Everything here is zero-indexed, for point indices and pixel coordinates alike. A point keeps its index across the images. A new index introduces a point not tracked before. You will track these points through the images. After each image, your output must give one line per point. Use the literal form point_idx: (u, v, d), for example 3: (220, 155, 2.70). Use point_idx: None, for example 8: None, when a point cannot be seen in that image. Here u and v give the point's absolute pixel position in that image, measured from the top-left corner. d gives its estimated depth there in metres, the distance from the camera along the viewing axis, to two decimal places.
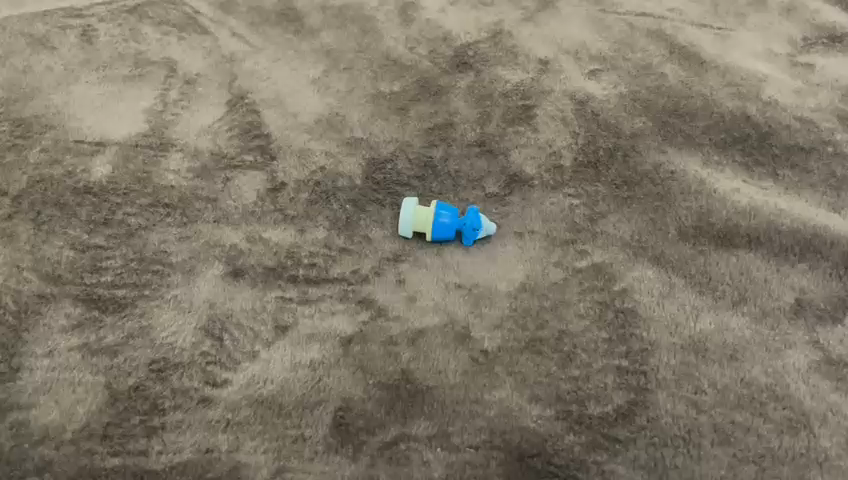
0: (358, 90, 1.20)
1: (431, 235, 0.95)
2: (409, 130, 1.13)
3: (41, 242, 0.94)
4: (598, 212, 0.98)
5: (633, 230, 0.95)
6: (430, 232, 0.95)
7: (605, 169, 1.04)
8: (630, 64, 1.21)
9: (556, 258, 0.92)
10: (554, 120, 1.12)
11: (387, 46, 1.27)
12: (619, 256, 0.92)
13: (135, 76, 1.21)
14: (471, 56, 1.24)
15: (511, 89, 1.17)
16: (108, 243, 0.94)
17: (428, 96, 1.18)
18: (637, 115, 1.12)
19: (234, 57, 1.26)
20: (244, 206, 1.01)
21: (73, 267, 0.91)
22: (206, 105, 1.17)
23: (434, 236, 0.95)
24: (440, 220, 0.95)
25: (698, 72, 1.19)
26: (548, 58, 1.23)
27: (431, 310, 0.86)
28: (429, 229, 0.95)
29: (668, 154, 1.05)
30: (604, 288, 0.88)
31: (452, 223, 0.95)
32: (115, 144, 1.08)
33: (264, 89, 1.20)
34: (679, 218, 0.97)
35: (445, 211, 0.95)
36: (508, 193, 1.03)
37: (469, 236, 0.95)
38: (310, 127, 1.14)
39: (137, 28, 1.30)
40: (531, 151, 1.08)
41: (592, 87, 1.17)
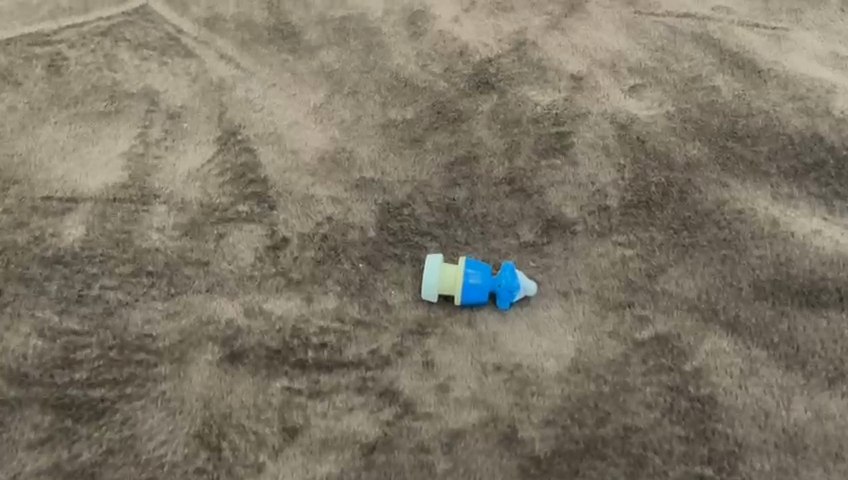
0: (365, 119, 1.05)
1: (461, 296, 0.81)
2: (427, 166, 0.98)
3: (3, 330, 0.80)
4: (656, 265, 0.83)
5: (700, 287, 0.81)
6: (459, 294, 0.81)
7: (659, 209, 0.89)
8: (676, 76, 1.05)
9: (611, 327, 0.78)
10: (594, 149, 0.97)
11: (396, 64, 1.11)
12: (686, 322, 0.78)
13: (111, 112, 1.06)
14: (493, 74, 1.08)
15: (541, 113, 1.02)
16: (83, 326, 0.80)
17: (446, 124, 1.02)
18: (690, 140, 0.97)
19: (223, 83, 1.11)
20: (240, 269, 0.87)
21: (41, 361, 0.77)
22: (193, 144, 1.03)
23: (465, 300, 0.81)
24: (470, 280, 0.81)
25: (756, 83, 1.04)
26: (581, 73, 1.07)
27: (468, 403, 0.73)
28: (458, 290, 0.81)
29: (731, 187, 0.91)
30: (673, 368, 0.74)
31: (484, 282, 0.81)
32: (90, 199, 0.94)
33: (258, 122, 1.05)
34: (752, 269, 0.82)
35: (475, 269, 0.82)
36: (546, 241, 0.88)
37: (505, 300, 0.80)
38: (313, 167, 0.99)
39: (112, 54, 1.15)
40: (570, 188, 0.93)
41: (634, 105, 1.02)
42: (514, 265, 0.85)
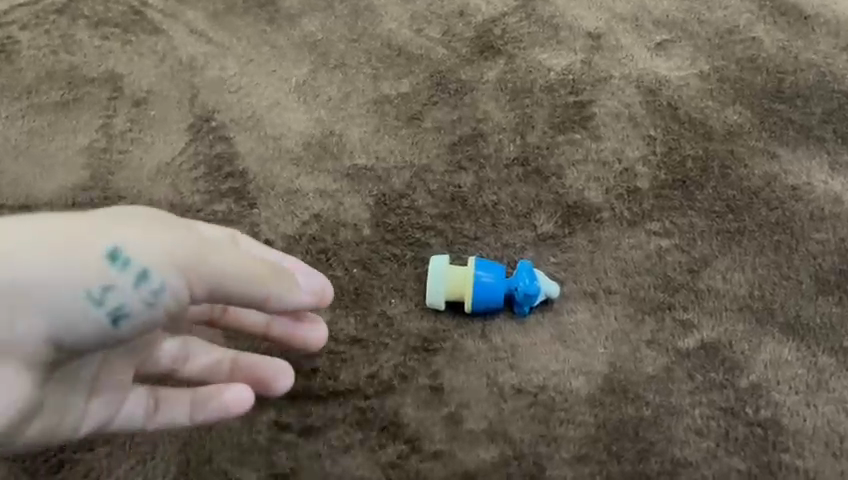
0: (355, 96, 0.92)
1: (471, 301, 0.69)
2: (428, 148, 0.85)
3: None
4: (698, 257, 0.72)
5: (751, 281, 0.70)
6: (470, 299, 0.69)
7: (698, 189, 0.77)
8: (710, 28, 0.91)
9: (649, 335, 0.67)
10: (618, 120, 0.84)
11: (388, 30, 0.98)
12: (738, 328, 0.67)
13: (69, 101, 0.94)
14: (498, 36, 0.94)
15: (556, 79, 0.89)
16: None
17: (447, 98, 0.89)
18: (730, 103, 0.83)
19: (194, 62, 0.98)
20: None
21: None
22: (163, 134, 0.91)
23: (476, 303, 0.69)
24: (481, 279, 0.69)
25: (803, 32, 0.90)
26: (599, 30, 0.93)
27: (485, 437, 0.64)
28: (467, 292, 0.69)
29: (782, 159, 0.78)
30: (728, 384, 0.64)
31: (496, 281, 0.70)
32: (45, 204, 0.85)
33: (234, 105, 0.93)
34: (813, 258, 0.71)
35: (486, 267, 0.70)
36: (567, 232, 0.76)
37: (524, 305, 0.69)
38: (297, 155, 0.87)
39: (70, 34, 1.01)
40: (593, 168, 0.80)
41: (663, 65, 0.88)
42: (532, 263, 0.74)
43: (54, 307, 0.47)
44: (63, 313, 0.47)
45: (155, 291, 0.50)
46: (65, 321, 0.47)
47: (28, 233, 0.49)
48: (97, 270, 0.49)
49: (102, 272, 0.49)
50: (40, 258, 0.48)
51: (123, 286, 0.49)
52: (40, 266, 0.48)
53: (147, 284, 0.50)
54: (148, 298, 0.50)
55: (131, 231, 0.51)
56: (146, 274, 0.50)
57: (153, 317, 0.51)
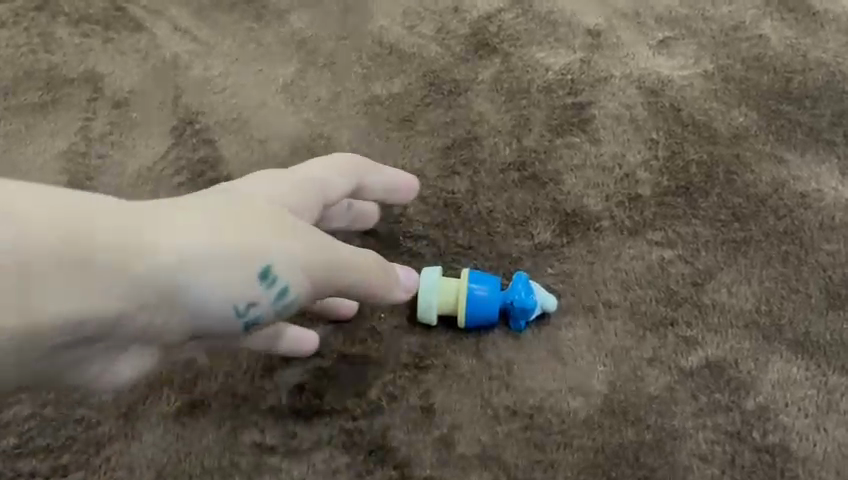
0: (345, 96, 0.88)
1: (464, 316, 0.66)
2: (420, 152, 0.82)
3: None
4: (702, 269, 0.69)
5: (758, 296, 0.67)
6: (462, 314, 0.66)
7: (702, 196, 0.73)
8: (715, 25, 0.87)
9: (650, 353, 0.65)
10: (619, 123, 0.80)
11: (379, 26, 0.94)
12: (744, 345, 0.65)
13: (48, 103, 0.91)
14: (493, 33, 0.90)
15: (554, 79, 0.85)
16: None
17: (440, 98, 0.86)
18: (736, 105, 0.80)
19: (178, 61, 0.94)
20: None
21: None
22: (145, 137, 0.87)
23: (470, 317, 0.66)
24: (475, 292, 0.66)
25: (812, 28, 0.86)
26: (599, 27, 0.89)
27: (478, 462, 0.61)
28: (462, 306, 0.65)
29: (791, 164, 0.75)
30: (733, 406, 0.62)
31: (491, 294, 0.66)
32: None
33: (219, 107, 0.89)
34: (823, 271, 0.68)
35: (480, 279, 0.66)
36: (565, 242, 0.73)
37: (519, 319, 0.66)
38: (285, 161, 0.84)
39: (49, 32, 0.98)
40: (592, 173, 0.77)
41: (665, 65, 0.84)
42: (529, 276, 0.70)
43: (200, 308, 0.48)
44: (208, 315, 0.48)
45: (287, 304, 0.52)
46: (210, 321, 0.49)
47: (180, 227, 0.47)
48: (246, 281, 0.49)
49: (250, 286, 0.49)
50: (199, 266, 0.46)
51: (263, 297, 0.50)
52: (199, 270, 0.46)
53: (283, 297, 0.52)
54: (279, 307, 0.52)
55: (276, 237, 0.51)
56: (285, 290, 0.51)
57: (277, 319, 0.53)
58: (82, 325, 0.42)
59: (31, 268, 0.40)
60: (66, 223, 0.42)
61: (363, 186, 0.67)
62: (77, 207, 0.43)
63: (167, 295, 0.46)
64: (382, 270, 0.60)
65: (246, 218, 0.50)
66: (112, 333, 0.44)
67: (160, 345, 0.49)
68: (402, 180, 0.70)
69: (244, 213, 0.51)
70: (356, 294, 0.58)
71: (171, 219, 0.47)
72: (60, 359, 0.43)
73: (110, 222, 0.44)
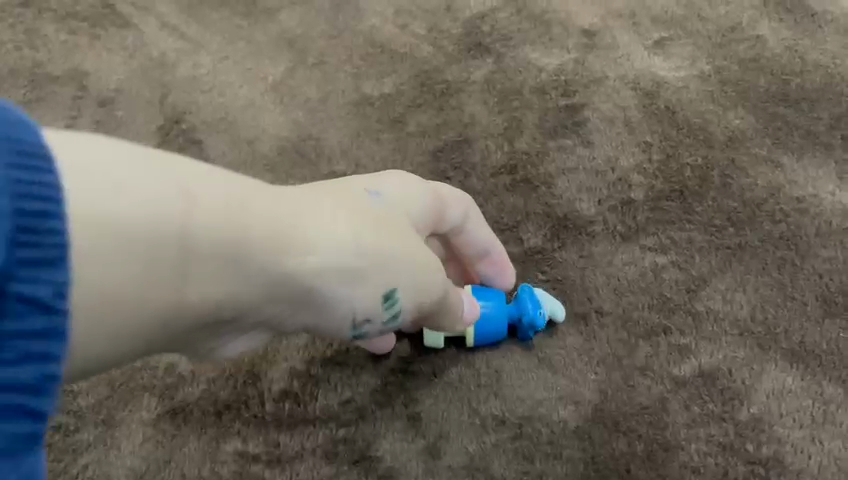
0: (335, 96, 0.87)
1: (473, 337, 0.64)
2: (410, 155, 0.81)
3: None
4: (696, 275, 0.68)
5: (753, 303, 0.66)
6: (472, 334, 0.63)
7: (698, 200, 0.72)
8: (711, 26, 0.86)
9: (642, 361, 0.63)
10: (613, 125, 0.79)
11: (370, 25, 0.92)
12: (738, 354, 0.63)
13: (32, 101, 0.89)
14: (486, 33, 0.89)
15: (547, 80, 0.84)
16: None
17: (432, 99, 0.84)
18: (732, 107, 0.78)
19: (166, 59, 0.92)
20: None
21: None
22: (130, 137, 0.86)
23: (481, 337, 0.64)
24: (481, 311, 0.63)
25: (810, 30, 0.84)
26: (594, 27, 0.87)
27: (465, 473, 0.59)
28: (471, 328, 0.63)
29: (788, 168, 0.73)
30: (727, 416, 0.60)
31: (496, 309, 0.64)
32: None
33: (206, 106, 0.87)
34: (819, 277, 0.67)
35: (483, 297, 0.64)
36: (557, 246, 0.71)
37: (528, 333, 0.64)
38: (272, 161, 0.82)
39: (34, 28, 0.96)
40: (585, 177, 0.75)
41: (661, 66, 0.83)
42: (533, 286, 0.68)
43: (324, 310, 0.47)
44: (328, 318, 0.47)
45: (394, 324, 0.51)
46: (326, 324, 0.48)
47: (333, 228, 0.45)
48: (376, 296, 0.48)
49: (374, 305, 0.48)
50: (337, 275, 0.45)
51: (382, 314, 0.49)
52: (336, 279, 0.45)
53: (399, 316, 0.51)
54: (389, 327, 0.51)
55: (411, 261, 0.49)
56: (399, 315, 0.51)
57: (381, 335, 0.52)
58: (223, 306, 0.41)
59: (195, 248, 0.38)
60: (235, 206, 0.40)
61: (463, 231, 0.61)
62: (244, 191, 0.42)
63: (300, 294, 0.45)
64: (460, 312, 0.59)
65: (389, 229, 0.49)
66: (237, 319, 0.43)
67: (282, 332, 0.48)
68: (498, 257, 0.64)
69: (385, 221, 0.49)
70: (443, 327, 0.59)
71: (328, 214, 0.46)
72: (195, 336, 0.42)
73: (271, 213, 0.42)
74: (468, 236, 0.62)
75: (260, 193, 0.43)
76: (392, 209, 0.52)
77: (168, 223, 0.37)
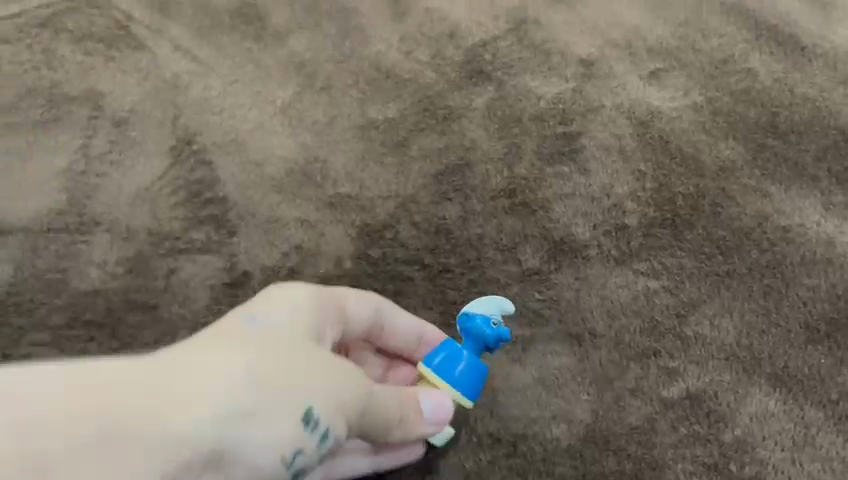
0: (342, 119, 0.90)
1: (466, 398, 0.63)
2: (413, 177, 0.84)
3: None
4: (686, 300, 0.71)
5: (739, 328, 0.69)
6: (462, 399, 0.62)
7: (689, 228, 0.75)
8: (704, 57, 0.89)
9: (633, 383, 0.67)
10: (609, 153, 0.82)
11: (377, 51, 0.95)
12: (725, 378, 0.67)
13: (49, 120, 0.92)
14: (488, 61, 0.92)
15: (546, 108, 0.87)
16: None
17: (435, 123, 0.88)
18: (723, 137, 0.81)
19: (179, 81, 0.95)
20: (192, 314, 0.77)
21: None
22: (144, 156, 0.89)
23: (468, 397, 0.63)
24: (453, 374, 0.62)
25: (799, 64, 0.87)
26: (592, 57, 0.91)
27: None
28: (451, 394, 0.62)
29: (775, 198, 0.76)
30: (711, 438, 0.64)
31: (468, 367, 0.63)
32: (19, 230, 0.83)
33: (217, 127, 0.91)
34: (803, 305, 0.70)
35: (451, 360, 0.63)
36: (553, 268, 0.74)
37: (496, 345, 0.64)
38: (280, 182, 0.85)
39: (52, 50, 0.99)
40: (582, 202, 0.78)
41: (655, 95, 0.86)
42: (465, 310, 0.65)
43: (241, 458, 0.45)
44: (254, 466, 0.46)
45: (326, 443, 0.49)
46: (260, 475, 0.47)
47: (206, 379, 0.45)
48: (285, 424, 0.47)
49: (291, 433, 0.47)
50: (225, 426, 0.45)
51: (304, 435, 0.48)
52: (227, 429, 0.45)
53: (330, 433, 0.49)
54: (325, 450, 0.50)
55: (305, 379, 0.49)
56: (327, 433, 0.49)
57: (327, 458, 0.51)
58: None
59: (64, 449, 0.40)
60: (86, 389, 0.42)
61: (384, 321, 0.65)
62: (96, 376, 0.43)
63: (200, 456, 0.44)
64: (409, 399, 0.58)
65: (273, 355, 0.49)
66: None
67: None
68: (428, 333, 0.68)
69: (270, 348, 0.49)
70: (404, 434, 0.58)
71: (201, 366, 0.46)
72: None
73: (137, 387, 0.44)
74: (389, 323, 0.66)
75: (126, 372, 0.44)
76: (276, 330, 0.52)
77: (19, 439, 0.39)
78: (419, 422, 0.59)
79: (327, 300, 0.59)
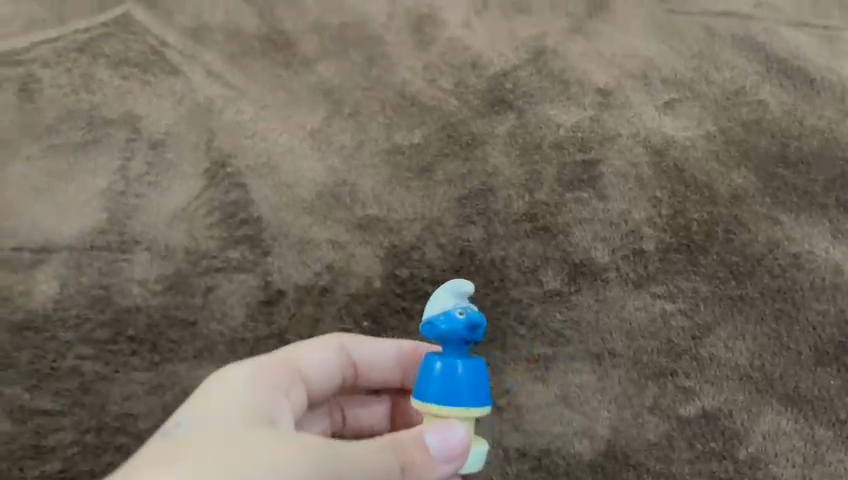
0: (368, 145, 0.91)
1: (481, 404, 0.60)
2: (437, 201, 0.87)
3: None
4: (701, 324, 0.78)
5: (752, 351, 0.77)
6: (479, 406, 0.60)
7: (703, 255, 0.80)
8: (717, 89, 0.90)
9: (652, 402, 0.77)
10: (626, 181, 0.85)
11: (401, 79, 0.95)
12: (739, 398, 0.76)
13: (88, 142, 0.94)
14: (509, 90, 0.93)
15: (565, 136, 0.89)
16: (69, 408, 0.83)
17: (458, 150, 0.89)
18: (735, 167, 0.85)
19: (212, 106, 0.95)
20: (231, 330, 0.85)
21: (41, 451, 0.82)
22: (179, 178, 0.91)
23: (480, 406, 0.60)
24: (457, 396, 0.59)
25: (808, 96, 0.89)
26: (609, 86, 0.91)
27: None
28: (463, 410, 0.59)
29: (785, 225, 0.81)
30: (727, 454, 0.75)
31: (465, 368, 0.60)
32: (63, 247, 0.88)
33: (250, 151, 0.92)
34: (813, 329, 0.77)
35: (449, 379, 0.60)
36: (574, 290, 0.80)
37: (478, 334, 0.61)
38: (310, 204, 0.89)
39: (90, 73, 0.97)
40: (601, 228, 0.83)
41: (670, 125, 0.88)
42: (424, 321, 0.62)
43: None
44: None
45: None
46: None
47: None
48: None
49: None
50: None
51: None
52: None
53: None
54: None
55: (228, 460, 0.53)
56: None
57: None
58: None
59: None
60: None
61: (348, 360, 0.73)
62: None
63: None
64: (404, 450, 0.58)
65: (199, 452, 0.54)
66: None
67: None
68: (400, 349, 0.74)
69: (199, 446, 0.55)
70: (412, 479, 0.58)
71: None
72: None
73: None
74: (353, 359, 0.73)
75: None
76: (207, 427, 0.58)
77: None
78: (426, 464, 0.58)
79: (260, 374, 0.65)
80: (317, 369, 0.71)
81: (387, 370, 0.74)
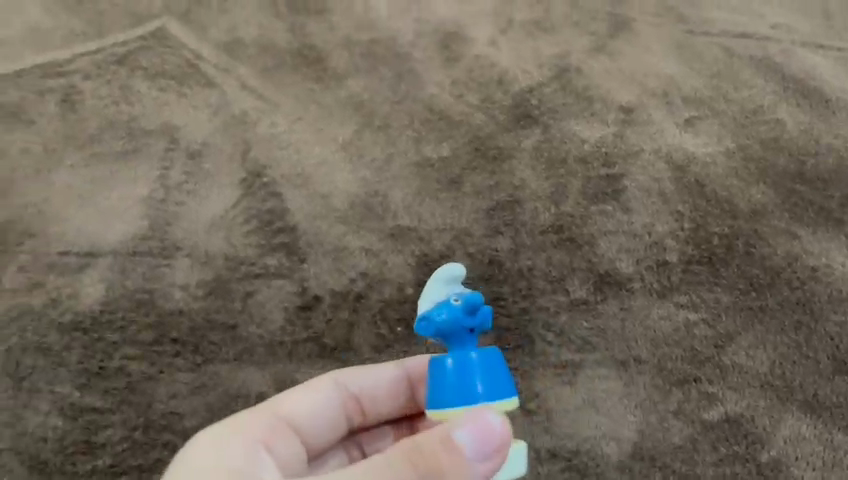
0: (398, 157, 0.95)
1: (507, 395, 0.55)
2: (466, 211, 0.90)
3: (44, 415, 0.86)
4: (723, 332, 0.81)
5: (772, 359, 0.80)
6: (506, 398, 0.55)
7: (724, 267, 0.84)
8: (736, 107, 0.94)
9: (676, 406, 0.80)
10: (650, 196, 0.88)
11: (429, 94, 0.98)
12: (760, 404, 0.79)
13: (129, 151, 0.98)
14: (535, 106, 0.96)
15: (590, 151, 0.92)
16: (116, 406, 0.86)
17: (486, 163, 0.93)
18: (754, 183, 0.88)
19: (247, 117, 0.99)
20: (270, 334, 0.88)
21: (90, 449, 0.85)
22: (217, 186, 0.95)
23: (508, 396, 0.55)
24: (478, 391, 0.54)
25: (824, 115, 0.93)
26: (631, 103, 0.95)
27: None
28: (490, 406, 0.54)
29: (804, 240, 0.84)
30: (749, 458, 0.78)
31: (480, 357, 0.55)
32: (108, 252, 0.92)
33: (284, 161, 0.95)
34: (831, 339, 0.80)
35: (465, 378, 0.55)
36: (599, 299, 0.84)
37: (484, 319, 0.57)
38: (344, 214, 0.92)
39: (129, 85, 1.01)
40: (625, 240, 0.86)
41: (691, 142, 0.92)
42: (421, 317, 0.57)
43: None
44: None
45: None
46: None
47: None
48: None
49: None
50: None
51: None
52: None
53: None
54: None
55: None
56: None
57: None
58: None
59: None
60: None
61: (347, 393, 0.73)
62: None
63: None
64: (428, 455, 0.53)
65: None
66: None
67: None
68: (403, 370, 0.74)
69: None
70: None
71: None
72: None
73: None
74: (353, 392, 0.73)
75: None
76: None
77: None
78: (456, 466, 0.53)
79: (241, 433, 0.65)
80: (313, 414, 0.70)
81: (389, 395, 0.74)
